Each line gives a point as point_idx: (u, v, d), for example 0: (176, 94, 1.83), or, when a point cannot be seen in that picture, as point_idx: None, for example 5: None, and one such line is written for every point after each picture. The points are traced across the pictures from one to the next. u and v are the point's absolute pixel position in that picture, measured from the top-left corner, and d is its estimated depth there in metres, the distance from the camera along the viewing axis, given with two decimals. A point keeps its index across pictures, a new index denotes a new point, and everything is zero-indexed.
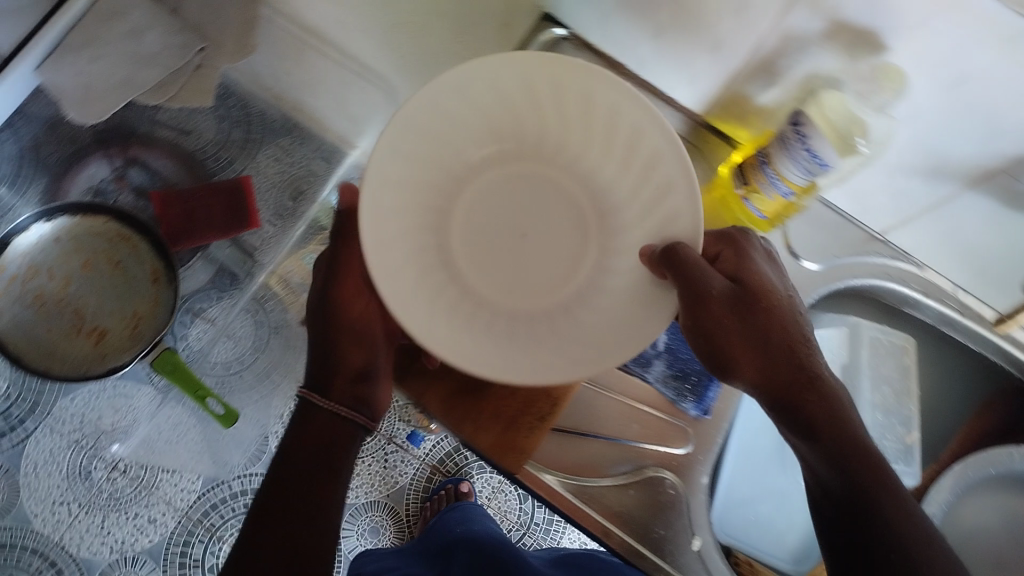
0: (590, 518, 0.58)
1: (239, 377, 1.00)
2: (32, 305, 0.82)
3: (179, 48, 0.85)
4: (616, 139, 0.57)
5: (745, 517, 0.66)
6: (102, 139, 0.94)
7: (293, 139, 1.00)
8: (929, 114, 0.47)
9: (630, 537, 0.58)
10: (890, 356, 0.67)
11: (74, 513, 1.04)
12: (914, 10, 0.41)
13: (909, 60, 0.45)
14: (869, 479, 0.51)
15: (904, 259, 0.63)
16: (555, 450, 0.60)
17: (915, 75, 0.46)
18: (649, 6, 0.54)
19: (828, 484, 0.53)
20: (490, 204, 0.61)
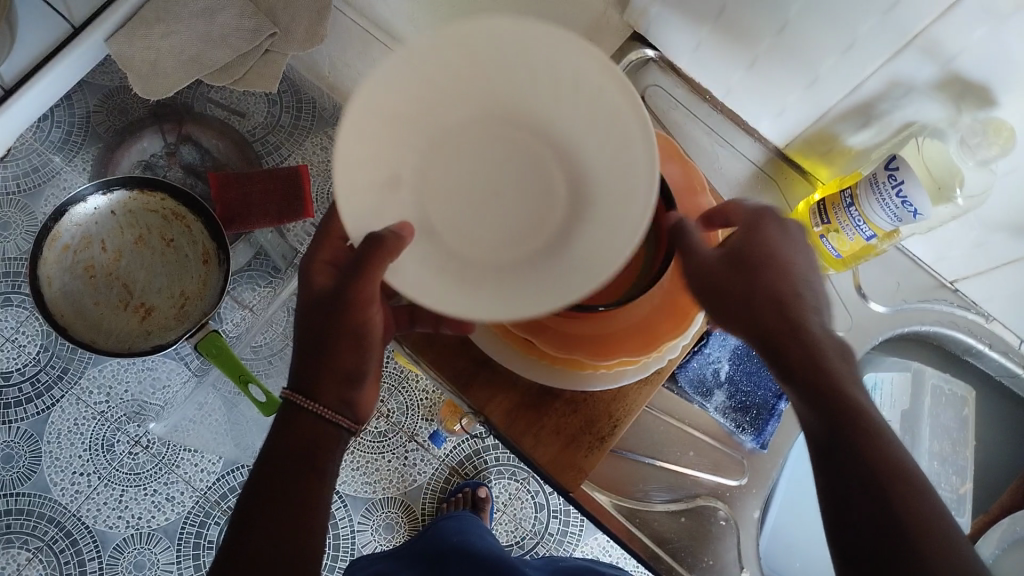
0: (638, 541, 0.63)
1: (273, 362, 1.01)
2: (82, 276, 0.82)
3: (250, 31, 0.86)
4: (587, 100, 0.44)
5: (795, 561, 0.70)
6: (158, 114, 0.99)
7: (341, 130, 1.02)
8: None
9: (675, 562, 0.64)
10: (949, 406, 0.68)
11: (93, 484, 1.00)
12: None
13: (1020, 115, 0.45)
14: (857, 428, 0.40)
15: (971, 310, 0.63)
16: (610, 472, 0.64)
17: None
18: (747, 37, 0.54)
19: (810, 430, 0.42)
20: (460, 173, 0.47)
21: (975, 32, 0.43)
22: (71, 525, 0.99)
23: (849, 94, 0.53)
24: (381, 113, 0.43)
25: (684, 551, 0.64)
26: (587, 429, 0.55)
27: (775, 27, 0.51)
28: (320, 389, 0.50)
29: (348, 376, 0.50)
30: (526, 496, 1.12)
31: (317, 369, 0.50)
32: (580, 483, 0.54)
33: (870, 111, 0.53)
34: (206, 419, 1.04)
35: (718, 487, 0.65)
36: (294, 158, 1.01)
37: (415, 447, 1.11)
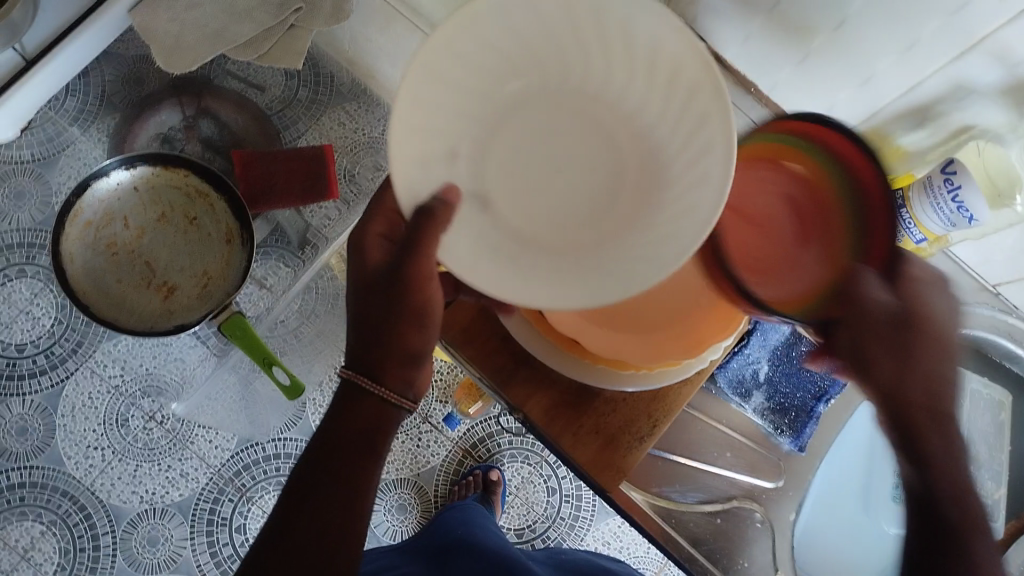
0: (678, 543, 0.65)
1: (291, 339, 1.02)
2: (104, 253, 0.81)
3: (276, 6, 0.84)
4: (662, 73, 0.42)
5: (827, 562, 0.69)
6: (177, 87, 0.96)
7: (360, 105, 1.00)
8: None
9: (710, 562, 0.67)
10: (988, 410, 0.69)
11: (107, 459, 0.99)
12: None
13: None
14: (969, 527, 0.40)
15: (1013, 315, 0.64)
16: (649, 472, 0.66)
17: None
18: (803, 32, 0.53)
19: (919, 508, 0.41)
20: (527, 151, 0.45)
21: None
22: (85, 499, 0.98)
23: (906, 95, 0.51)
24: (438, 71, 0.41)
25: (717, 553, 0.67)
26: (626, 429, 0.54)
27: (831, 23, 0.50)
28: (385, 372, 0.49)
29: (415, 354, 0.49)
30: (539, 480, 1.12)
31: (370, 346, 0.49)
32: (619, 484, 0.54)
33: (926, 112, 0.52)
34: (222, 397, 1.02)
35: (753, 489, 0.68)
36: (313, 134, 0.99)
37: (428, 429, 1.10)
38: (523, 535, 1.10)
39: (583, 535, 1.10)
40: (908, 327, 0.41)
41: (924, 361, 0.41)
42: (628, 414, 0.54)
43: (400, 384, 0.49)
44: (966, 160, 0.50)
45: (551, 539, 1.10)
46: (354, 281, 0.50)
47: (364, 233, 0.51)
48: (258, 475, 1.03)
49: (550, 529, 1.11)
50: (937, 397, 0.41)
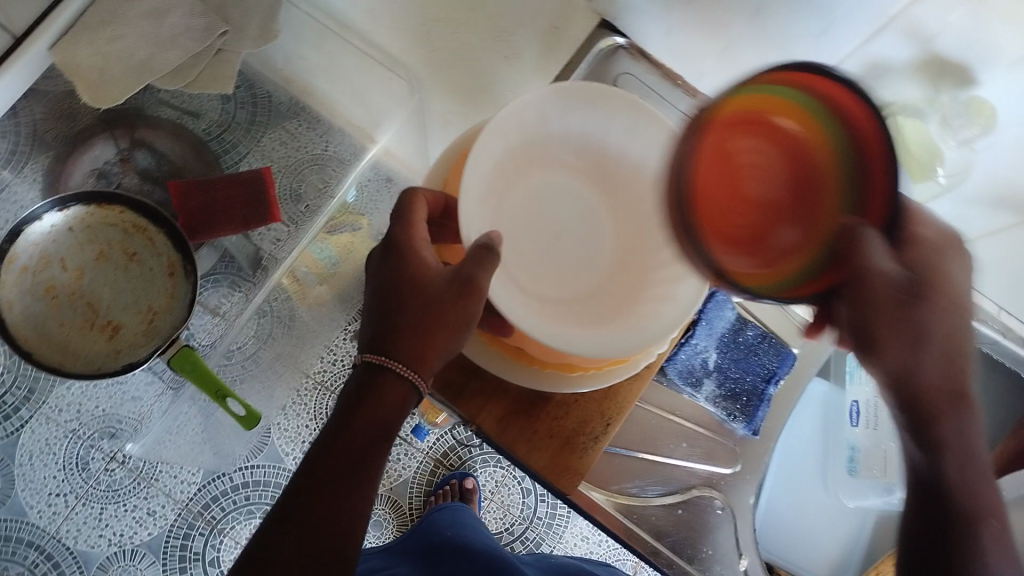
0: (639, 538, 0.65)
1: (244, 365, 0.98)
2: (43, 298, 0.79)
3: (201, 31, 0.81)
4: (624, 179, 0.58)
5: (790, 532, 0.78)
6: (108, 120, 0.92)
7: (300, 122, 0.99)
8: (1007, 147, 0.48)
9: (675, 556, 0.66)
10: None
11: (71, 504, 0.98)
12: (1011, 45, 0.42)
13: (998, 95, 0.45)
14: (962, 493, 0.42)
15: None
16: (604, 471, 0.65)
17: (1003, 110, 0.46)
18: (722, 22, 0.53)
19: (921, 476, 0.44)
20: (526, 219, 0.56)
21: (956, 10, 0.42)
22: (51, 547, 0.96)
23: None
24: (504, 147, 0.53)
25: (681, 544, 0.66)
26: (580, 430, 0.55)
27: (749, 12, 0.50)
28: (405, 357, 0.48)
29: (430, 348, 0.48)
30: (513, 482, 1.12)
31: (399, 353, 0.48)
32: (577, 485, 0.55)
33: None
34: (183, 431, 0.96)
35: (712, 477, 0.69)
36: (254, 156, 0.99)
37: (398, 442, 1.10)
38: (501, 539, 1.09)
39: (561, 533, 1.10)
40: (921, 300, 0.42)
41: (934, 334, 0.43)
42: (581, 415, 0.55)
43: (394, 401, 0.48)
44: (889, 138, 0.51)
45: (529, 540, 1.10)
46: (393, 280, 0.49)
47: (411, 233, 0.50)
48: (228, 505, 1.02)
49: (528, 530, 1.10)
50: (946, 370, 0.43)
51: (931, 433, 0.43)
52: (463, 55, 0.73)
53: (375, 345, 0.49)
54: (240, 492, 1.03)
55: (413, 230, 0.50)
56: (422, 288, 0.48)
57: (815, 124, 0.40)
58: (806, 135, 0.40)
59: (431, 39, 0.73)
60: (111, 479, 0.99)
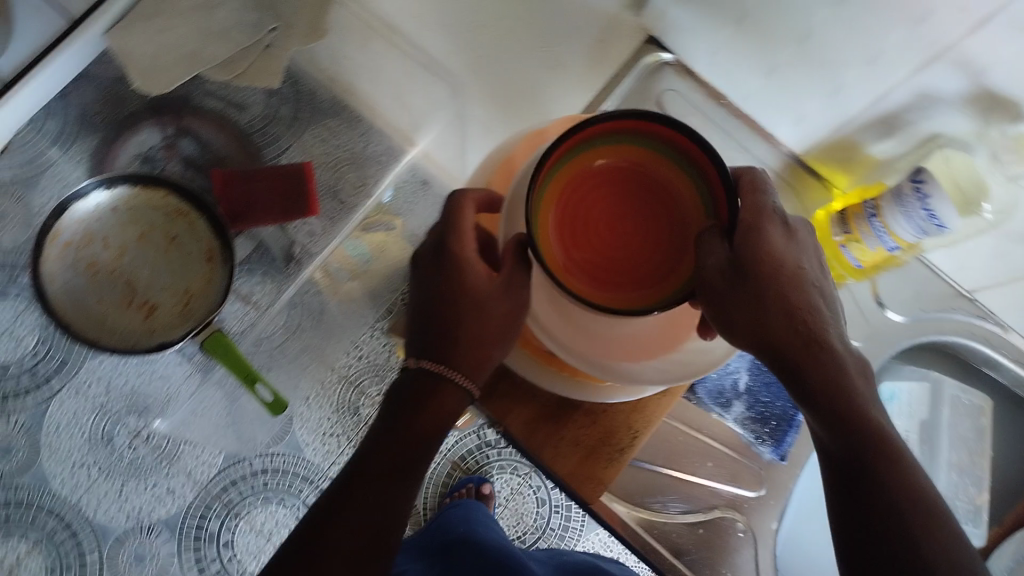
0: (659, 552, 0.64)
1: (273, 354, 1.00)
2: (84, 273, 0.81)
3: (253, 25, 0.83)
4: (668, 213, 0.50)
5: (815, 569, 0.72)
6: (156, 106, 0.94)
7: (341, 121, 0.98)
8: None
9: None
10: (968, 417, 0.71)
11: (93, 477, 0.99)
12: None
13: None
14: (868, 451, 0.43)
15: (990, 320, 0.64)
16: (628, 484, 0.66)
17: None
18: (772, 45, 0.53)
19: (829, 449, 0.45)
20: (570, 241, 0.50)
21: (1008, 49, 0.42)
22: (71, 517, 0.98)
23: (870, 105, 0.52)
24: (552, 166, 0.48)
25: (700, 563, 0.66)
26: (607, 441, 0.55)
27: (799, 36, 0.50)
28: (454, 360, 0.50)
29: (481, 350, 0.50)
30: (528, 490, 1.12)
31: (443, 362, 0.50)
32: (599, 496, 0.55)
33: (890, 121, 0.53)
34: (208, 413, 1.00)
35: (737, 498, 0.68)
36: (293, 149, 0.98)
37: None
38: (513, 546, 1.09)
39: (573, 544, 1.10)
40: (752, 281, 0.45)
41: (781, 302, 0.45)
42: (609, 426, 0.55)
43: (447, 405, 0.50)
44: (935, 169, 0.52)
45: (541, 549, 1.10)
46: (441, 286, 0.49)
47: (463, 246, 0.49)
48: (245, 490, 1.04)
49: (540, 539, 1.11)
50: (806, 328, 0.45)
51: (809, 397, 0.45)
52: (508, 65, 0.73)
53: (422, 347, 0.51)
54: (258, 479, 1.05)
55: (464, 244, 0.50)
56: (474, 307, 0.49)
57: (638, 154, 0.49)
58: (643, 166, 0.49)
59: (478, 46, 0.74)
60: (135, 457, 1.00)
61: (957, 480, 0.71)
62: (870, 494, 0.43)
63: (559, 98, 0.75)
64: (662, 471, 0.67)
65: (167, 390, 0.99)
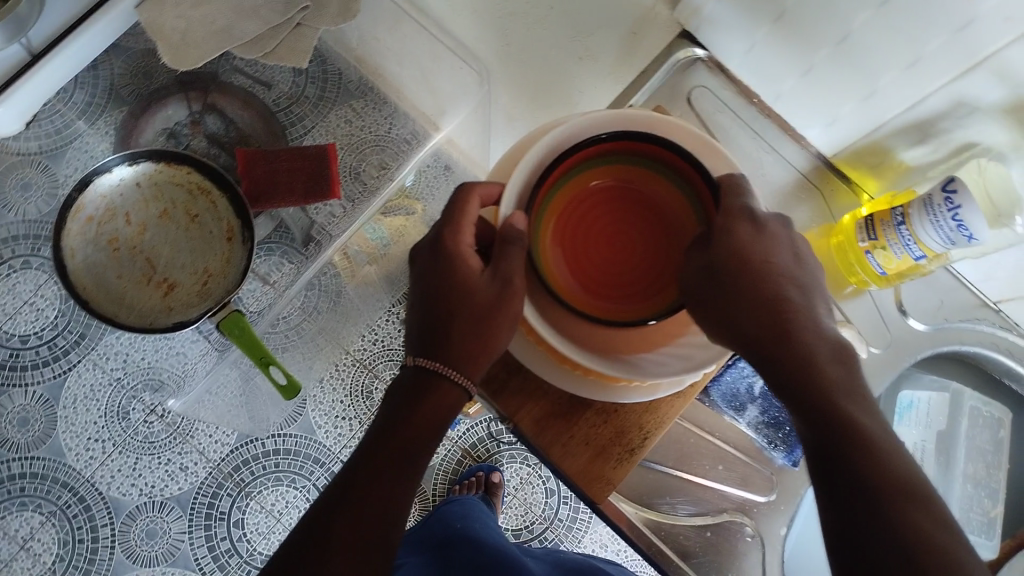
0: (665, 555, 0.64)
1: (291, 336, 1.00)
2: (105, 249, 0.81)
3: (282, 4, 0.83)
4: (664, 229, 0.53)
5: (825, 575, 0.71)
6: (184, 83, 0.94)
7: (367, 102, 0.99)
8: None
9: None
10: (987, 428, 0.69)
11: (108, 451, 1.00)
12: None
13: None
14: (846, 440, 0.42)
15: (1013, 331, 0.64)
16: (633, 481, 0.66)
17: None
18: (806, 45, 0.52)
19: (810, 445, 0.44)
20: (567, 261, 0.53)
21: None
22: (84, 490, 0.99)
23: (903, 112, 0.51)
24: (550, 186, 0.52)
25: (708, 566, 0.65)
26: (617, 440, 0.55)
27: (835, 37, 0.49)
28: (451, 356, 0.50)
29: (477, 346, 0.50)
30: (537, 481, 1.12)
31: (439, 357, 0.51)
32: (606, 495, 0.55)
33: (923, 127, 0.52)
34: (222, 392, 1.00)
35: (745, 502, 0.67)
36: (319, 130, 0.99)
37: None
38: (519, 535, 1.09)
39: (580, 537, 1.10)
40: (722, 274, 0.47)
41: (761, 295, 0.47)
42: (619, 426, 0.54)
43: (444, 402, 0.50)
44: (968, 179, 0.50)
45: (548, 540, 1.09)
46: (437, 283, 0.51)
47: (460, 242, 0.51)
48: (257, 470, 1.04)
49: (547, 531, 1.10)
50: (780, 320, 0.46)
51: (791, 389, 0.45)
52: (536, 52, 0.73)
53: (422, 344, 0.52)
54: (271, 459, 1.05)
55: (461, 240, 0.51)
56: (467, 298, 0.50)
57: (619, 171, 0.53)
58: (629, 182, 0.53)
59: (507, 32, 0.73)
60: (149, 432, 1.01)
61: (974, 493, 0.69)
62: (849, 485, 0.41)
63: (587, 86, 0.74)
64: (670, 472, 0.68)
65: (184, 368, 1.00)
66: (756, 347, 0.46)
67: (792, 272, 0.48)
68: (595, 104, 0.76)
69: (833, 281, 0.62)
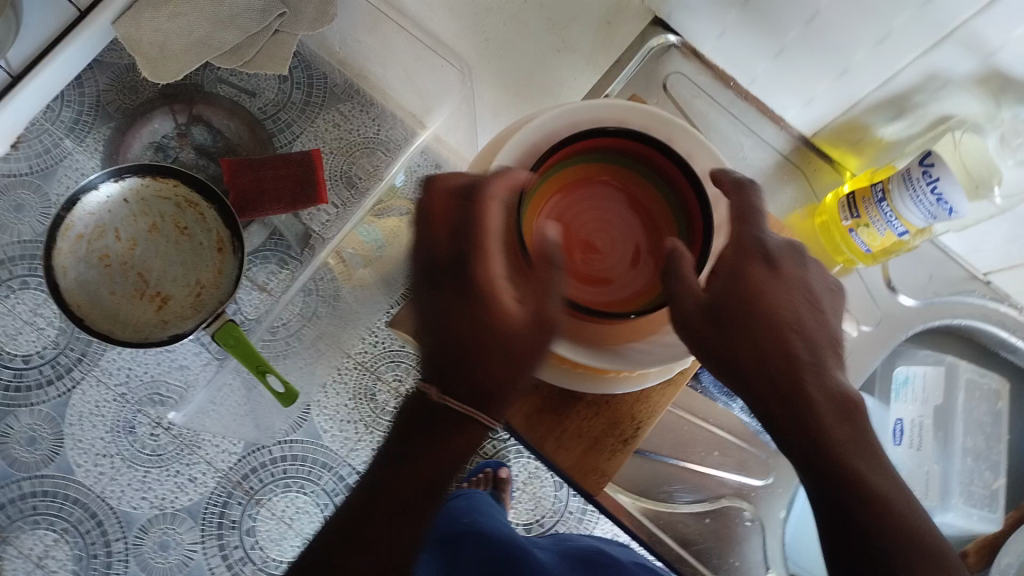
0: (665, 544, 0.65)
1: (290, 342, 0.99)
2: (98, 265, 0.82)
3: (260, 12, 0.82)
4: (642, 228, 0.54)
5: None
6: (169, 95, 0.95)
7: (354, 105, 1.00)
8: None
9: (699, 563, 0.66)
10: (984, 401, 0.69)
11: (116, 466, 1.00)
12: None
13: None
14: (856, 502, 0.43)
15: (1002, 302, 0.64)
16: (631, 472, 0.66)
17: None
18: (776, 26, 0.52)
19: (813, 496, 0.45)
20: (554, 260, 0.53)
21: (1018, 28, 0.41)
22: (95, 506, 0.99)
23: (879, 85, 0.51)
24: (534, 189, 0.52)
25: (709, 552, 0.66)
26: (610, 432, 0.55)
27: (804, 17, 0.49)
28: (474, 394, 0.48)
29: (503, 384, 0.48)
30: (545, 475, 1.12)
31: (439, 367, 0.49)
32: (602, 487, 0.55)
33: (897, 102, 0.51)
34: (226, 400, 1.01)
35: (743, 487, 0.68)
36: (307, 136, 1.00)
37: None
38: (531, 530, 1.09)
39: (591, 528, 1.10)
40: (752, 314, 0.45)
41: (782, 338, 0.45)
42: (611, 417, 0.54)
43: (467, 436, 0.49)
44: (944, 153, 0.50)
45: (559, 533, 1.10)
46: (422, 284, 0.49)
47: (489, 274, 0.47)
48: (266, 478, 1.03)
49: (558, 523, 1.11)
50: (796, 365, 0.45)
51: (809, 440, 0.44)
52: (514, 47, 0.73)
53: (441, 376, 0.48)
54: (281, 464, 1.04)
55: (487, 273, 0.47)
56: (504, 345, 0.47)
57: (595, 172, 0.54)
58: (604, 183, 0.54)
59: (485, 28, 0.73)
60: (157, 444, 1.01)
61: (975, 467, 0.68)
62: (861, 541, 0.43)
63: (566, 79, 0.73)
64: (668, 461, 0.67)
65: (186, 379, 1.02)
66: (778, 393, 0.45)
67: (803, 317, 0.46)
68: (577, 96, 0.75)
69: (822, 261, 0.63)
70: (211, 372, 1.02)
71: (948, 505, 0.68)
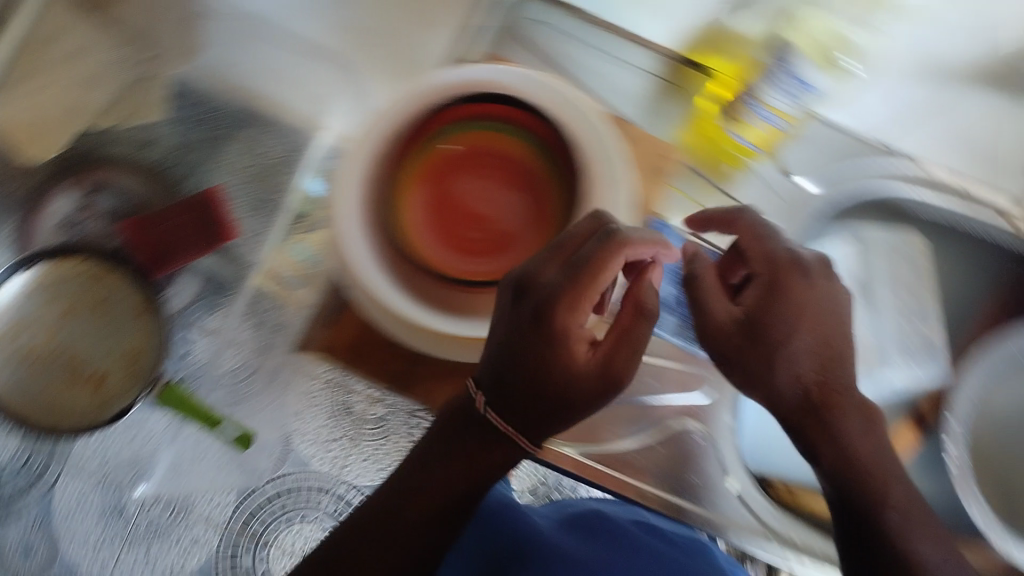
0: None
1: (251, 381, 0.88)
2: (23, 363, 0.81)
3: (131, 60, 0.87)
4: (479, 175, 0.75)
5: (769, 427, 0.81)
6: (59, 167, 0.85)
7: (257, 130, 0.89)
8: None
9: None
10: (902, 256, 0.85)
11: (117, 551, 0.86)
12: None
13: None
14: (864, 496, 0.66)
15: (898, 160, 0.82)
16: None
17: None
18: None
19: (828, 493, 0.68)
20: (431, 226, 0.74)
21: None
22: None
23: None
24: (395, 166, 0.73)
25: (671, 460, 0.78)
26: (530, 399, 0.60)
27: None
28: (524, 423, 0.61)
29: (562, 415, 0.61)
30: None
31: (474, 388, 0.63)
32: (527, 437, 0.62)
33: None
34: (200, 451, 0.88)
35: None
36: (219, 171, 0.88)
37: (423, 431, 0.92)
38: None
39: None
40: (783, 314, 0.66)
41: (798, 335, 0.66)
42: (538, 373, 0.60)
43: (496, 459, 0.63)
44: None
45: None
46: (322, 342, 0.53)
47: (569, 325, 0.59)
48: (267, 518, 0.89)
49: None
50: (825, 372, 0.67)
51: (830, 411, 0.67)
52: None
53: (511, 404, 0.61)
54: (319, 400, 0.90)
55: (573, 318, 0.59)
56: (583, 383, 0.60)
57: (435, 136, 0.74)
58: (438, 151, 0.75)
59: None
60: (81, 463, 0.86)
61: (903, 321, 0.84)
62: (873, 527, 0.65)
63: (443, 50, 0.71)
64: None
65: (148, 443, 0.87)
66: (812, 407, 0.67)
67: (820, 324, 0.67)
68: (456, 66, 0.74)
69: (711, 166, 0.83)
70: (172, 431, 0.87)
71: (892, 364, 0.82)
